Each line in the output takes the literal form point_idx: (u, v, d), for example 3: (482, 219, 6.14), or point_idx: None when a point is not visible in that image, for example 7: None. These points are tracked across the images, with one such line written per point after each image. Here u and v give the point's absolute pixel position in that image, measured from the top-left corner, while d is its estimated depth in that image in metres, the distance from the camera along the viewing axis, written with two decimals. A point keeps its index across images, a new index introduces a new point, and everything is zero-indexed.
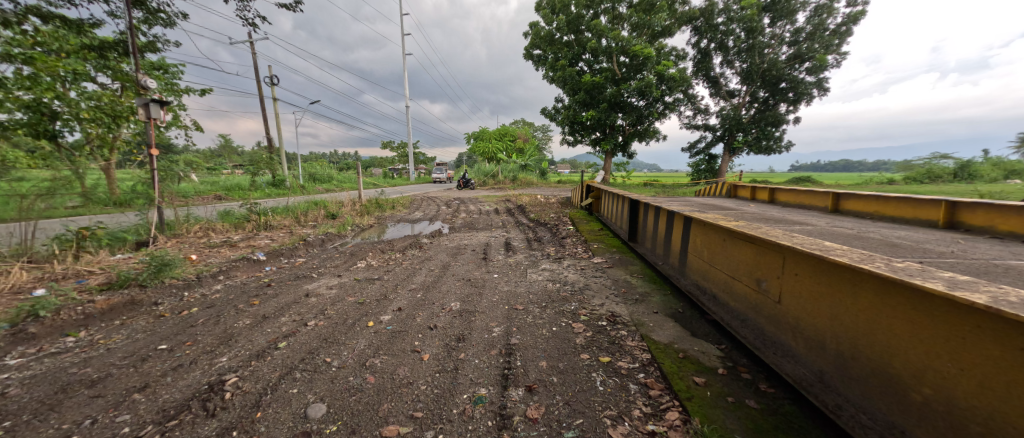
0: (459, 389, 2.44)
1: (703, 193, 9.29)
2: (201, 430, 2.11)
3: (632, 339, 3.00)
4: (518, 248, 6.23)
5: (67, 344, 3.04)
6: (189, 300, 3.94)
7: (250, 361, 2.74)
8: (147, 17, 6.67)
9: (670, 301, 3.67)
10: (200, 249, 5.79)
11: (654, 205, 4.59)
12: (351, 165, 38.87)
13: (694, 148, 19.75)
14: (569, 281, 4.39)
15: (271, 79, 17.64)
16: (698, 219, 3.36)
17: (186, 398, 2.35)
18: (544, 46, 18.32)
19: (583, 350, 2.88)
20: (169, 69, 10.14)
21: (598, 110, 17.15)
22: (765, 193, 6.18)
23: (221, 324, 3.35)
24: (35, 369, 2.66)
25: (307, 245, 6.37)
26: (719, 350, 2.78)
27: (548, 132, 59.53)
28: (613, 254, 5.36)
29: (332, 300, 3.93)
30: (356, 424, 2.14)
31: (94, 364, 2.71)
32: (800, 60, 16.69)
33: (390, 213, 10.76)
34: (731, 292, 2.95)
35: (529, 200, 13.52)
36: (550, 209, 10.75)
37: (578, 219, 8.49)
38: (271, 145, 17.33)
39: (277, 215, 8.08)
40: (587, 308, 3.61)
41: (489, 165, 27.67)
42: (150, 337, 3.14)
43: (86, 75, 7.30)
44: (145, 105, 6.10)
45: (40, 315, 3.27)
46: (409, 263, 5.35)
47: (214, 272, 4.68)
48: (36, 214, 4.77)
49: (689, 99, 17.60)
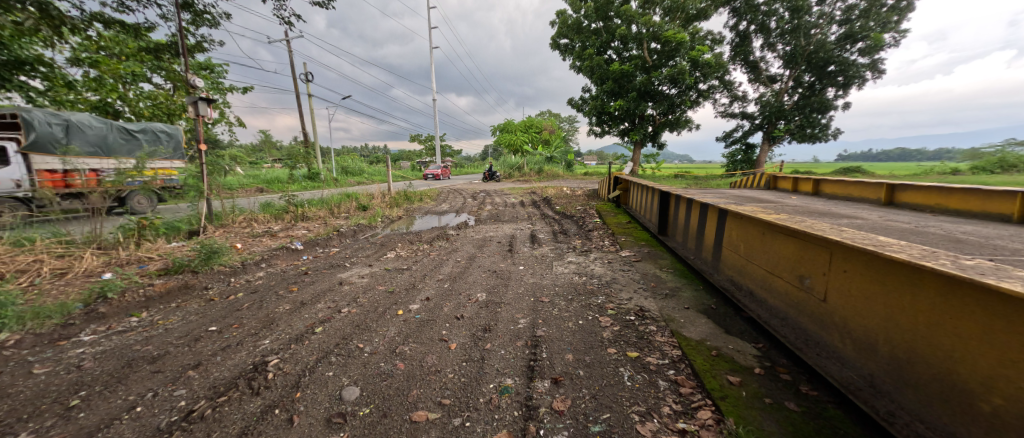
0: (485, 378, 2.49)
1: (741, 184, 8.91)
2: (248, 407, 2.24)
3: (661, 335, 2.94)
4: (544, 240, 6.21)
5: (131, 323, 3.31)
6: (235, 285, 4.22)
7: (290, 344, 2.90)
8: (193, 17, 6.95)
9: (703, 295, 3.56)
10: (245, 238, 6.17)
11: (687, 197, 4.43)
12: (380, 158, 39.84)
13: (729, 137, 18.78)
14: (596, 275, 4.33)
15: (307, 76, 18.47)
16: (735, 211, 3.21)
17: (234, 376, 2.51)
18: (571, 35, 17.89)
19: (610, 344, 2.85)
20: (214, 68, 10.75)
21: (627, 99, 16.60)
22: (808, 185, 5.83)
23: (264, 309, 3.56)
24: (105, 345, 2.92)
25: (341, 235, 6.65)
26: (756, 350, 2.67)
27: (574, 123, 58.59)
28: (642, 247, 5.26)
29: (364, 288, 4.10)
30: (388, 408, 2.23)
31: (153, 343, 2.94)
32: (852, 39, 15.53)
33: (417, 206, 10.91)
34: (771, 290, 2.82)
35: (554, 192, 13.46)
36: (577, 201, 10.66)
37: (606, 211, 8.26)
38: (306, 140, 18.14)
39: (313, 206, 8.43)
40: (614, 302, 3.56)
41: (515, 157, 27.64)
42: (202, 319, 3.38)
43: (143, 77, 7.93)
44: (194, 104, 6.45)
45: (108, 296, 3.57)
46: (436, 254, 5.46)
47: (257, 260, 4.98)
48: (104, 205, 5.20)
49: (727, 85, 16.69)
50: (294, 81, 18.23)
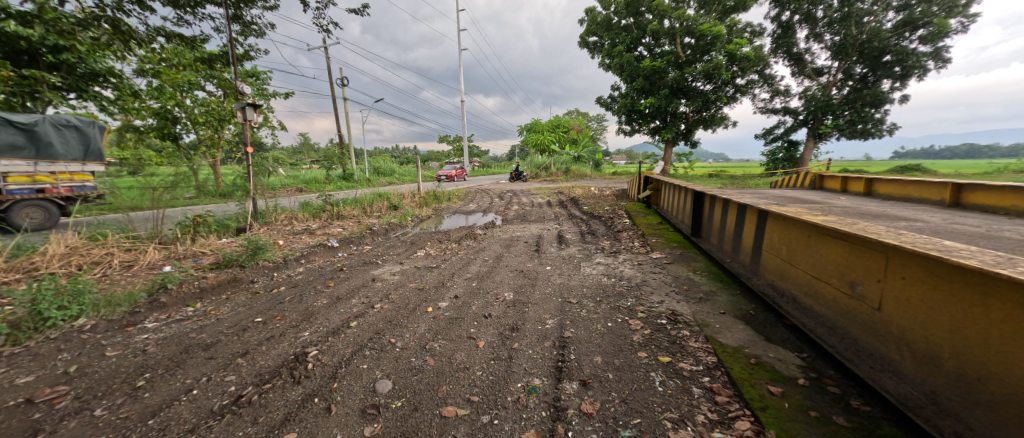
0: (513, 377, 2.50)
1: (783, 183, 8.47)
2: (290, 394, 2.37)
3: (695, 340, 2.85)
4: (572, 240, 6.16)
5: (188, 313, 3.57)
6: (278, 279, 4.47)
7: (328, 337, 3.04)
8: (240, 28, 7.39)
9: (741, 300, 3.42)
10: (286, 235, 6.51)
11: (723, 198, 4.27)
12: (411, 159, 40.86)
13: (770, 134, 17.88)
14: (625, 276, 4.26)
15: (342, 80, 19.22)
16: (777, 213, 3.06)
17: (278, 365, 2.66)
18: (601, 32, 17.63)
19: (640, 348, 2.79)
20: (260, 75, 11.38)
21: (659, 96, 16.16)
22: (860, 184, 5.47)
23: (303, 302, 3.75)
24: (165, 332, 3.16)
25: (373, 234, 6.88)
26: (800, 359, 2.53)
27: (602, 123, 57.69)
28: (674, 249, 5.11)
29: (395, 285, 4.22)
30: (418, 403, 2.29)
31: (207, 331, 3.16)
32: (911, 26, 14.40)
33: (446, 205, 11.11)
34: (817, 296, 2.67)
35: (582, 192, 13.33)
36: (605, 201, 10.50)
37: (635, 212, 8.09)
38: (341, 141, 18.88)
39: (348, 205, 8.76)
40: (644, 305, 3.49)
41: (542, 157, 27.58)
42: (249, 310, 3.59)
43: (198, 84, 8.54)
44: (242, 109, 6.86)
45: (168, 287, 3.87)
46: (465, 253, 5.54)
47: (297, 256, 5.24)
48: (164, 203, 5.63)
49: (768, 80, 15.91)
50: (331, 85, 19.03)
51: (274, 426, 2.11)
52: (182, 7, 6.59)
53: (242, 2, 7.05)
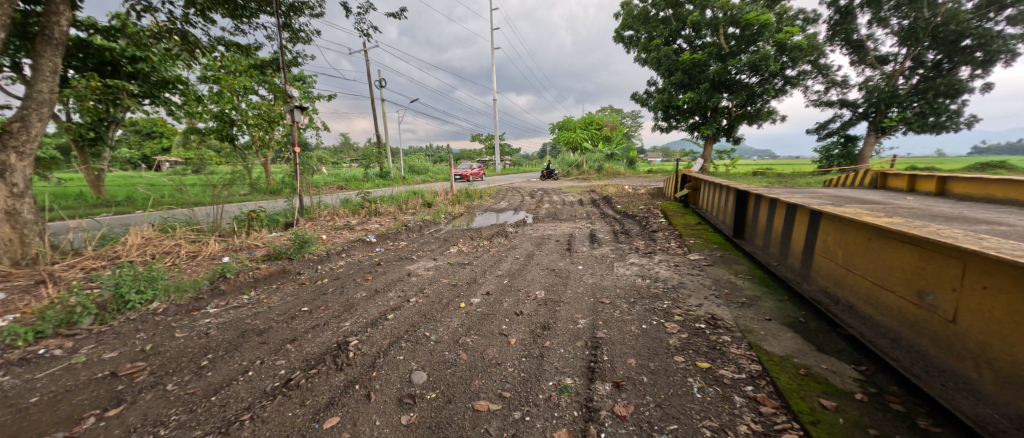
0: (544, 375, 2.51)
1: (840, 181, 7.90)
2: (333, 380, 2.50)
3: (737, 346, 2.73)
4: (604, 240, 6.07)
5: (243, 300, 3.85)
6: (321, 271, 4.72)
7: (367, 328, 3.18)
8: (290, 36, 7.86)
9: (788, 306, 3.23)
10: (328, 230, 6.85)
11: (769, 197, 4.06)
12: (444, 157, 41.68)
13: (823, 129, 16.70)
14: (661, 278, 4.14)
15: (380, 81, 19.91)
16: (832, 215, 2.87)
17: (322, 352, 2.82)
18: (637, 26, 17.16)
19: (677, 352, 2.71)
20: (306, 79, 12.02)
21: (699, 90, 15.51)
22: (930, 183, 5.00)
23: (345, 294, 3.94)
24: (224, 317, 3.43)
25: (408, 230, 7.10)
26: (856, 372, 2.36)
27: (638, 119, 56.15)
28: (714, 250, 4.91)
29: (430, 280, 4.34)
30: (452, 395, 2.35)
31: (260, 318, 3.40)
32: (997, 6, 12.96)
33: (477, 203, 11.26)
34: (878, 305, 2.49)
35: (615, 190, 13.07)
36: (640, 200, 10.24)
37: (672, 211, 7.84)
38: (379, 141, 19.59)
39: (385, 202, 9.09)
40: (681, 308, 3.38)
41: (575, 155, 27.29)
42: (296, 300, 3.82)
43: (251, 89, 9.15)
44: (290, 111, 7.28)
45: (227, 276, 4.20)
46: (496, 250, 5.60)
47: (339, 250, 5.51)
48: (222, 199, 6.11)
49: (823, 70, 14.84)
50: (369, 87, 19.81)
51: (319, 409, 2.24)
52: (240, 19, 7.09)
53: (291, 12, 7.53)
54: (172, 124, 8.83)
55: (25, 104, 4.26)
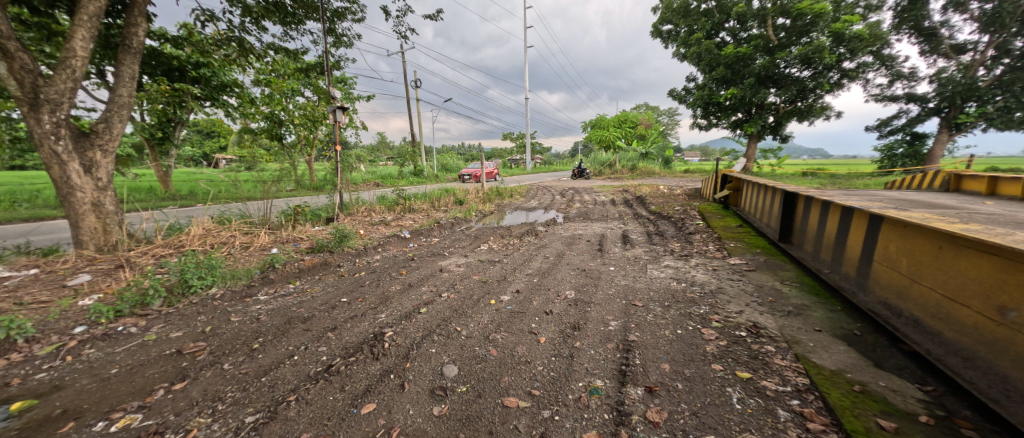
0: (574, 376, 2.49)
1: (905, 183, 7.27)
2: (370, 368, 2.61)
3: (781, 357, 2.59)
4: (637, 241, 5.91)
5: (289, 289, 4.10)
6: (359, 264, 4.92)
7: (401, 320, 3.28)
8: (333, 40, 8.21)
9: (839, 317, 3.02)
10: (366, 225, 7.13)
11: (820, 200, 3.82)
12: (476, 156, 42.18)
13: (886, 125, 15.42)
14: (697, 282, 3.99)
15: (415, 81, 20.41)
16: (898, 220, 2.66)
17: (360, 342, 2.94)
18: (676, 20, 16.57)
19: (714, 360, 2.61)
20: (348, 80, 12.55)
21: (742, 86, 14.76)
22: (1015, 186, 4.49)
23: (380, 287, 4.09)
24: (272, 304, 3.67)
25: (441, 227, 7.25)
26: (919, 392, 2.17)
27: (675, 117, 54.17)
28: (756, 255, 4.67)
29: (461, 276, 4.42)
30: (482, 390, 2.38)
31: (304, 306, 3.60)
32: None
33: (508, 201, 11.31)
34: (950, 320, 2.30)
35: (649, 190, 12.72)
36: (676, 201, 9.91)
37: (710, 213, 7.54)
38: (413, 140, 20.11)
39: (418, 200, 9.33)
40: (720, 314, 3.24)
41: (608, 154, 26.79)
42: (336, 291, 4.01)
43: (298, 90, 9.67)
44: (333, 111, 7.62)
45: (275, 266, 4.48)
46: (526, 249, 5.61)
47: (375, 245, 5.72)
48: (271, 194, 6.51)
49: (886, 62, 13.66)
50: (406, 87, 20.37)
51: (357, 395, 2.34)
52: (289, 25, 7.49)
53: (335, 17, 7.87)
54: (228, 124, 9.51)
55: (108, 107, 4.73)
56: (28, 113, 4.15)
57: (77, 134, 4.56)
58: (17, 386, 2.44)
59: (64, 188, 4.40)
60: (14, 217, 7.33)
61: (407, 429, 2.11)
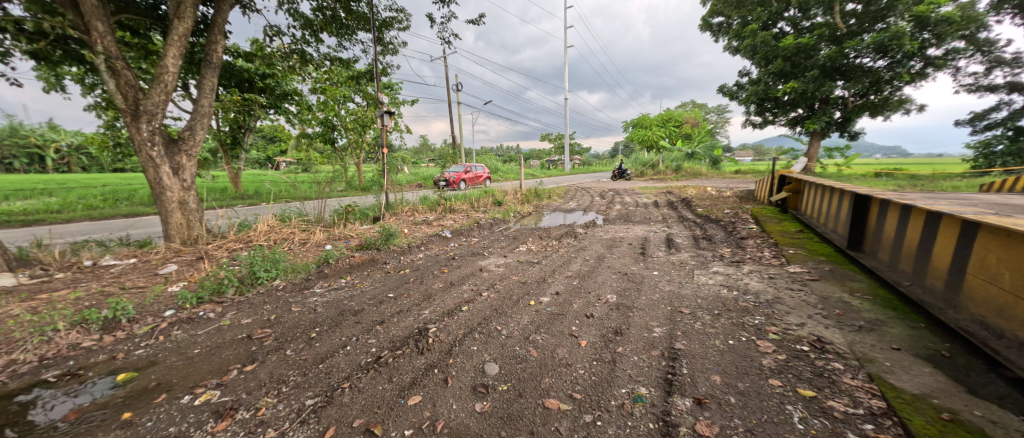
0: (617, 382, 2.43)
1: (1007, 184, 6.36)
2: (416, 362, 2.71)
3: (851, 376, 2.36)
4: (683, 245, 5.65)
5: (342, 283, 4.35)
6: (403, 262, 5.11)
7: (444, 317, 3.37)
8: (381, 48, 8.60)
9: (921, 334, 2.71)
10: (409, 224, 7.40)
11: (897, 204, 3.48)
12: (515, 157, 42.40)
13: (981, 119, 13.61)
14: (752, 290, 3.75)
15: (456, 85, 20.94)
16: (998, 227, 2.37)
17: (406, 336, 3.07)
18: (729, 11, 15.68)
19: (772, 375, 2.43)
20: (394, 85, 13.11)
21: (804, 79, 13.65)
22: None
23: (423, 284, 4.22)
24: (326, 297, 3.91)
25: (480, 227, 7.36)
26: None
27: (725, 114, 51.17)
28: (819, 263, 4.30)
29: (500, 276, 4.46)
30: (523, 390, 2.39)
31: (355, 300, 3.81)
32: None
33: (546, 202, 11.26)
34: None
35: (696, 192, 12.11)
36: (725, 203, 9.37)
37: (766, 216, 7.06)
38: (454, 142, 20.59)
39: (459, 200, 9.54)
40: (778, 326, 3.02)
41: (651, 154, 25.87)
42: (383, 286, 4.20)
43: (349, 96, 10.24)
44: (381, 116, 8.00)
45: (329, 261, 4.77)
46: (566, 251, 5.55)
47: (418, 243, 5.91)
48: (324, 194, 6.95)
49: (983, 47, 12.02)
50: (447, 90, 20.91)
51: (404, 387, 2.44)
52: (343, 37, 7.96)
53: (383, 27, 8.25)
54: (288, 129, 10.27)
55: (193, 116, 5.28)
56: (130, 122, 4.74)
57: (168, 141, 5.13)
58: (122, 359, 2.79)
59: (157, 188, 4.98)
60: (116, 213, 8.37)
61: (451, 423, 2.17)
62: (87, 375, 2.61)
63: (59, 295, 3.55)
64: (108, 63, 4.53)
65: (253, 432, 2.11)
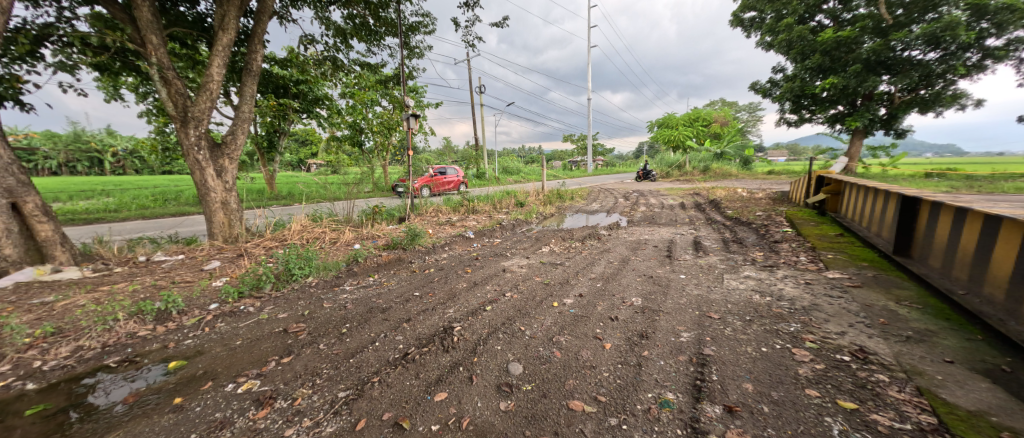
0: (643, 386, 2.40)
1: None
2: (441, 359, 2.76)
3: (897, 389, 2.23)
4: (711, 248, 5.49)
5: (369, 281, 4.48)
6: (428, 262, 5.22)
7: (468, 316, 3.42)
8: (408, 53, 8.81)
9: (978, 347, 2.53)
10: (433, 225, 7.54)
11: (952, 207, 3.26)
12: (537, 158, 42.40)
13: None
14: (786, 296, 3.60)
15: (479, 87, 21.15)
16: None
17: (431, 333, 3.13)
18: (762, 6, 15.11)
19: (809, 385, 2.33)
20: (420, 89, 13.40)
21: (845, 74, 12.94)
22: None
23: (447, 284, 4.29)
24: (355, 295, 4.04)
25: (502, 228, 7.41)
26: None
27: (757, 113, 49.20)
28: (860, 268, 4.08)
29: (523, 277, 4.48)
30: (547, 391, 2.39)
31: (383, 298, 3.92)
32: None
33: (569, 204, 11.19)
34: None
35: (725, 193, 11.71)
36: (756, 205, 9.02)
37: (802, 219, 6.74)
38: (476, 143, 20.78)
39: (481, 201, 9.63)
40: (815, 334, 2.89)
41: (678, 154, 25.21)
42: (408, 285, 4.29)
43: (377, 100, 10.53)
44: (407, 119, 8.17)
45: (358, 260, 4.94)
46: (589, 252, 5.51)
47: (442, 243, 6.02)
48: (353, 195, 7.18)
49: None
50: (470, 93, 21.15)
51: (430, 383, 2.49)
52: (372, 43, 8.21)
53: (410, 32, 8.44)
54: (319, 133, 10.67)
55: (234, 121, 5.59)
56: (179, 128, 5.07)
57: (212, 145, 5.45)
58: (172, 348, 2.99)
59: (202, 189, 5.29)
60: (164, 212, 8.94)
61: (476, 420, 2.20)
62: (142, 361, 2.82)
63: (118, 288, 3.85)
64: (161, 73, 4.87)
65: (290, 420, 2.21)
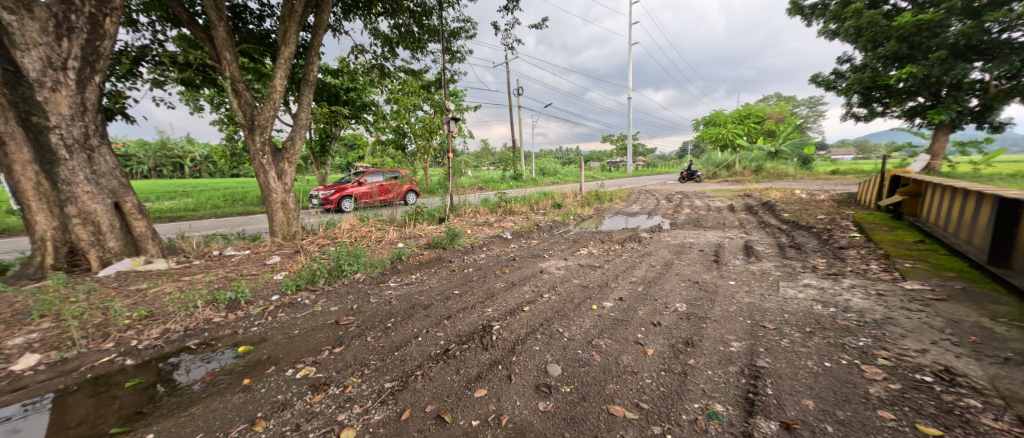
0: (689, 395, 2.31)
1: None
2: (480, 356, 2.82)
3: (991, 417, 1.99)
4: (764, 253, 5.16)
5: (412, 279, 4.65)
6: (467, 261, 5.33)
7: (506, 316, 3.46)
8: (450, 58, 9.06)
9: None
10: (472, 225, 7.69)
11: None
12: (575, 159, 41.94)
13: None
14: (852, 307, 3.31)
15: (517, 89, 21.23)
16: None
17: (471, 331, 3.20)
18: None
19: (882, 406, 2.13)
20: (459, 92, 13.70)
21: (925, 62, 11.65)
22: None
23: (486, 284, 4.36)
24: (399, 292, 4.20)
25: (539, 229, 7.41)
26: None
27: (815, 108, 45.53)
28: (942, 279, 3.66)
29: (561, 278, 4.46)
30: (587, 394, 2.37)
31: (425, 295, 4.06)
32: None
33: (607, 205, 10.98)
34: None
35: (778, 195, 10.94)
36: (815, 207, 8.36)
37: (873, 224, 6.14)
38: (514, 145, 20.90)
39: (519, 202, 9.69)
40: (888, 350, 2.64)
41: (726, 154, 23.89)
42: (448, 284, 4.41)
43: (420, 105, 10.89)
44: (448, 122, 8.39)
45: (402, 258, 5.15)
46: (629, 255, 5.37)
47: (480, 244, 6.12)
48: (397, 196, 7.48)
49: None
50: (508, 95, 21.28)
51: (470, 380, 2.55)
52: (416, 50, 8.52)
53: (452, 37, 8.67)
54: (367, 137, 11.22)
55: (294, 128, 6.02)
56: (248, 134, 5.55)
57: (275, 150, 5.91)
58: (241, 334, 3.28)
59: (265, 191, 5.75)
60: (232, 211, 9.80)
61: (516, 418, 2.22)
62: (216, 345, 3.11)
63: (196, 278, 4.28)
64: (233, 85, 5.36)
65: (342, 406, 2.35)
